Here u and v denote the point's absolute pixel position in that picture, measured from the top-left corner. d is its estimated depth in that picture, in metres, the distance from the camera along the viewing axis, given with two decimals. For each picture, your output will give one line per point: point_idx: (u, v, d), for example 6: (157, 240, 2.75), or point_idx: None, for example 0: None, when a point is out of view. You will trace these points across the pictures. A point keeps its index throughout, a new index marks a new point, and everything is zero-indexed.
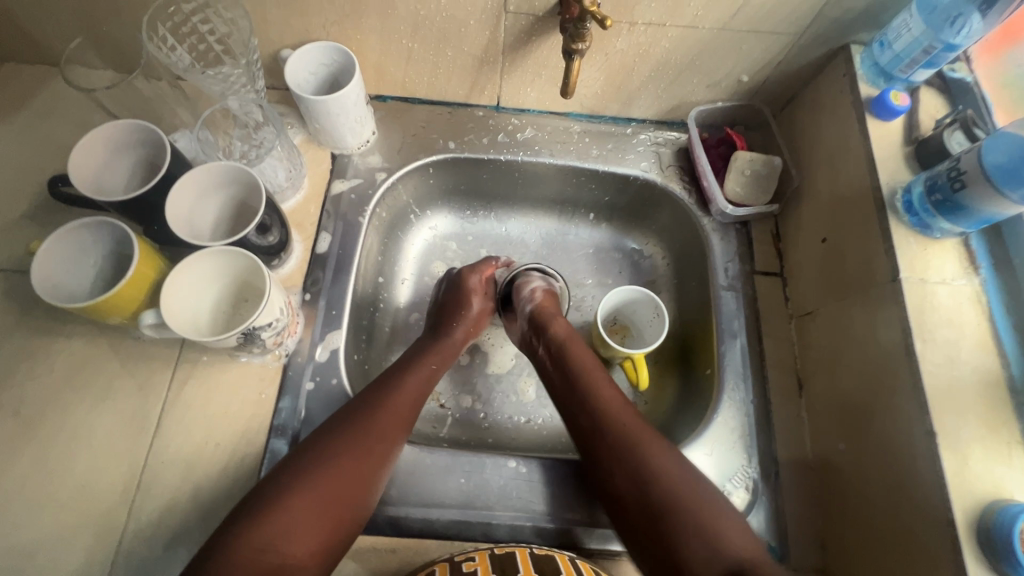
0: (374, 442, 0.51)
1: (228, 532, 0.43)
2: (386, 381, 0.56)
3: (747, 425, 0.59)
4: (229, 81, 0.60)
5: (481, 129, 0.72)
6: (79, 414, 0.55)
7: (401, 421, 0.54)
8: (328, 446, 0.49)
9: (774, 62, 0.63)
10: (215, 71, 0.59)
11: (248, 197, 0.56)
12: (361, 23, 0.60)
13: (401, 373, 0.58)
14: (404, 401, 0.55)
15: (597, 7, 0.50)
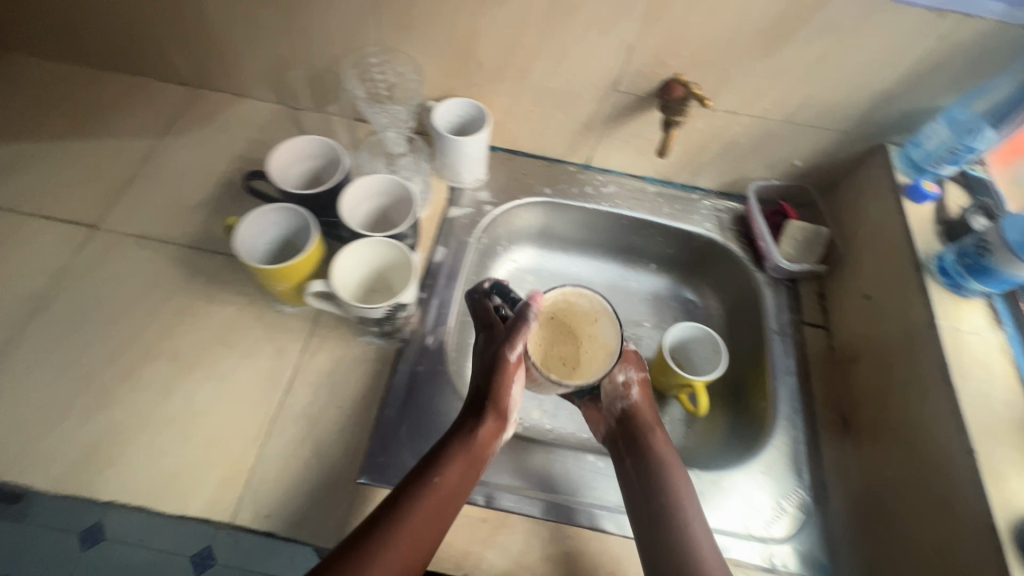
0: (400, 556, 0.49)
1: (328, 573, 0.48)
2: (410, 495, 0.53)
3: (798, 451, 0.67)
4: (393, 116, 0.77)
5: (573, 181, 0.86)
6: (226, 367, 0.64)
7: (424, 529, 0.51)
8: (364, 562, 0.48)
9: (822, 152, 0.77)
10: (383, 108, 0.77)
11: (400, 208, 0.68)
12: (497, 88, 0.75)
13: (428, 479, 0.54)
14: (427, 513, 0.52)
15: (699, 93, 0.66)
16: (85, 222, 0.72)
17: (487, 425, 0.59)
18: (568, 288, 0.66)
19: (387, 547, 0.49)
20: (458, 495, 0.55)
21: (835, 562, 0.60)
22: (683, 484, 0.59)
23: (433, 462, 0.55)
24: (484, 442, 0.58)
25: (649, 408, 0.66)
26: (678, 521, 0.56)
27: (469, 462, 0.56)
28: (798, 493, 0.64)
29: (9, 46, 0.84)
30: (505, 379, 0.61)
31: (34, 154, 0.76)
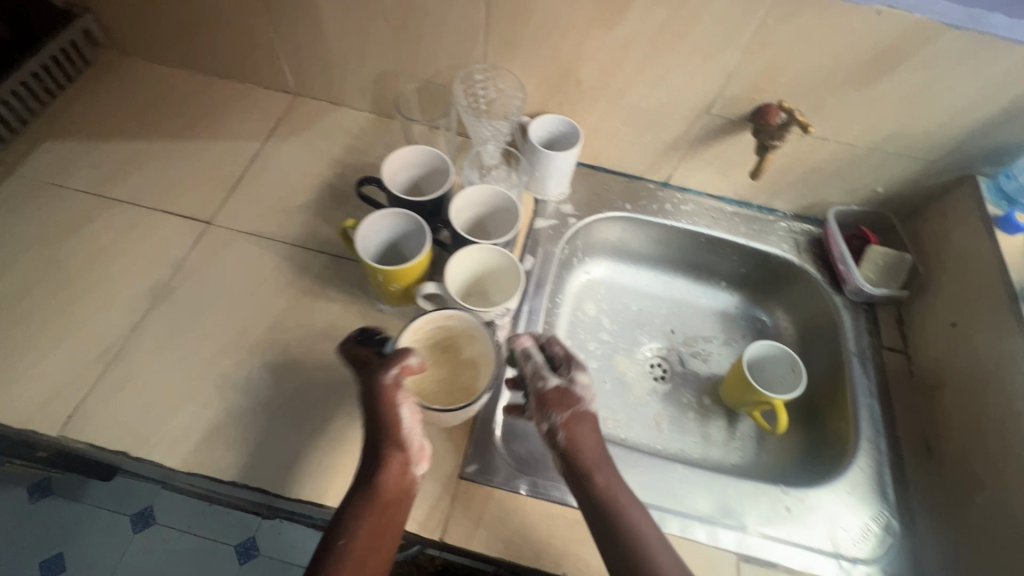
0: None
1: None
2: (322, 567, 0.48)
3: (882, 473, 0.68)
4: (497, 132, 0.79)
5: (652, 198, 0.89)
6: (332, 360, 0.68)
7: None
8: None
9: (907, 180, 0.78)
10: (491, 123, 0.79)
11: (503, 213, 0.72)
12: (590, 107, 0.79)
13: (339, 546, 0.49)
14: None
15: (801, 117, 0.68)
16: (200, 218, 0.77)
17: (391, 472, 0.53)
18: (435, 315, 0.60)
19: None
20: (384, 547, 0.51)
21: None
22: (628, 504, 0.54)
23: (344, 520, 0.51)
24: (396, 485, 0.53)
25: (593, 442, 0.57)
26: (636, 557, 0.50)
27: (384, 509, 0.52)
28: (884, 514, 0.65)
29: (129, 52, 0.90)
30: (381, 416, 0.54)
31: (152, 153, 0.82)
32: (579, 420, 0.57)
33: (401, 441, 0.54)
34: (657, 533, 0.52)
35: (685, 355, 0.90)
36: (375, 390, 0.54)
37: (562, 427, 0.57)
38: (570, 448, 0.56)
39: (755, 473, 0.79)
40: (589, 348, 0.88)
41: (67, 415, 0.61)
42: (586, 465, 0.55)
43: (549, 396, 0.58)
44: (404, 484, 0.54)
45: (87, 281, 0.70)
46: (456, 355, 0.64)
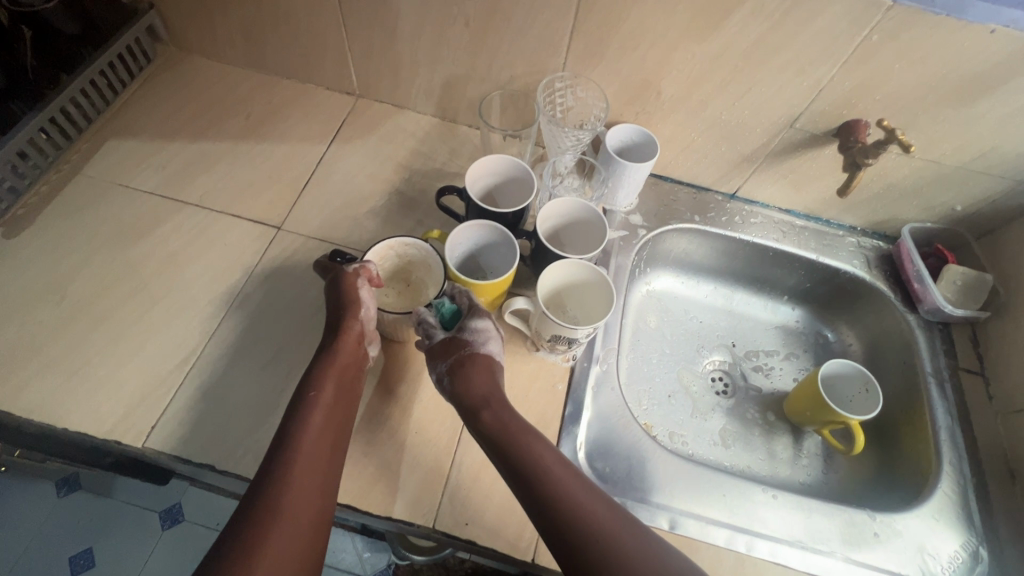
0: (300, 497, 0.49)
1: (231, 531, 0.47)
2: (281, 442, 0.52)
3: (967, 499, 0.67)
4: (579, 141, 0.75)
5: (720, 210, 0.87)
6: (412, 372, 0.67)
7: (312, 471, 0.51)
8: (258, 505, 0.48)
9: (989, 199, 0.77)
10: (574, 133, 0.75)
11: (590, 228, 0.70)
12: (668, 117, 0.77)
13: (293, 429, 0.53)
14: (306, 453, 0.51)
15: (902, 135, 0.65)
16: (270, 223, 0.76)
17: (345, 352, 0.59)
18: (394, 241, 0.64)
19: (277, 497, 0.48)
20: (335, 436, 0.55)
21: None
22: (533, 437, 0.55)
23: (297, 412, 0.54)
24: (343, 376, 0.58)
25: (483, 376, 0.59)
26: (537, 476, 0.52)
27: (336, 394, 0.56)
28: (971, 542, 0.64)
29: (191, 49, 0.89)
30: (348, 300, 0.60)
31: (218, 155, 0.80)
32: (464, 366, 0.59)
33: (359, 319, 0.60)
34: (558, 457, 0.54)
35: (747, 369, 0.89)
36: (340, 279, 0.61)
37: (449, 374, 0.58)
38: (455, 390, 0.58)
39: (824, 493, 0.77)
40: (652, 361, 0.87)
41: (149, 425, 0.60)
42: (474, 392, 0.58)
43: (438, 346, 0.60)
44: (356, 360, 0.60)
45: (160, 286, 0.69)
46: (412, 283, 0.68)
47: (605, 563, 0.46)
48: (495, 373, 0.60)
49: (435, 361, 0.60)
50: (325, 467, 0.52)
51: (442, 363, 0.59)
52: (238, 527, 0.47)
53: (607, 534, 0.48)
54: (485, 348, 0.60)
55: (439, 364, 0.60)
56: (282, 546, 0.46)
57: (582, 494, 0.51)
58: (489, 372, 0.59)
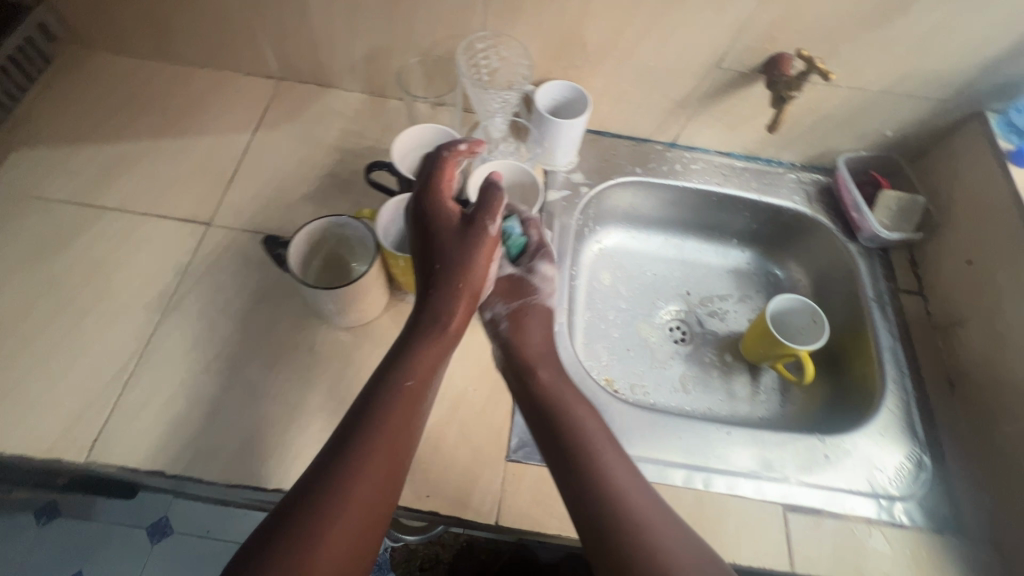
0: (363, 505, 0.46)
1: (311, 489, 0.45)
2: (367, 418, 0.50)
3: (912, 413, 0.70)
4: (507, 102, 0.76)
5: (661, 160, 0.87)
6: (361, 354, 0.66)
7: (387, 458, 0.48)
8: (318, 505, 0.44)
9: (917, 121, 0.78)
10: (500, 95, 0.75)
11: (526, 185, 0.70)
12: (597, 69, 0.76)
13: (380, 410, 0.51)
14: (388, 440, 0.49)
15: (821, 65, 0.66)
16: (199, 219, 0.73)
17: (455, 316, 0.59)
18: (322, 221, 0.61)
19: (359, 466, 0.47)
20: (415, 424, 0.52)
21: (960, 516, 0.63)
22: (606, 443, 0.54)
23: (380, 401, 0.51)
24: (429, 365, 0.56)
25: (539, 328, 0.65)
26: (615, 508, 0.48)
27: (423, 379, 0.55)
28: (916, 452, 0.67)
29: (94, 44, 0.84)
30: (474, 262, 0.60)
31: (137, 154, 0.76)
32: (521, 315, 0.65)
33: (475, 283, 0.60)
34: (640, 489, 0.51)
35: (702, 315, 0.90)
36: (466, 235, 0.60)
37: (506, 316, 0.65)
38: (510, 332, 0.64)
39: (782, 424, 0.80)
40: (610, 317, 0.88)
41: (92, 439, 0.58)
42: (534, 339, 0.63)
43: (504, 286, 0.68)
44: (461, 325, 0.60)
45: (90, 297, 0.66)
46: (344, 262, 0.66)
47: None
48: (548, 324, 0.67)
49: (490, 300, 0.67)
50: (399, 456, 0.50)
51: (497, 304, 0.66)
52: (316, 489, 0.45)
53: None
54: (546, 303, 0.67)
55: (495, 299, 0.66)
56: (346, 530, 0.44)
57: (664, 536, 0.47)
58: (547, 321, 0.67)
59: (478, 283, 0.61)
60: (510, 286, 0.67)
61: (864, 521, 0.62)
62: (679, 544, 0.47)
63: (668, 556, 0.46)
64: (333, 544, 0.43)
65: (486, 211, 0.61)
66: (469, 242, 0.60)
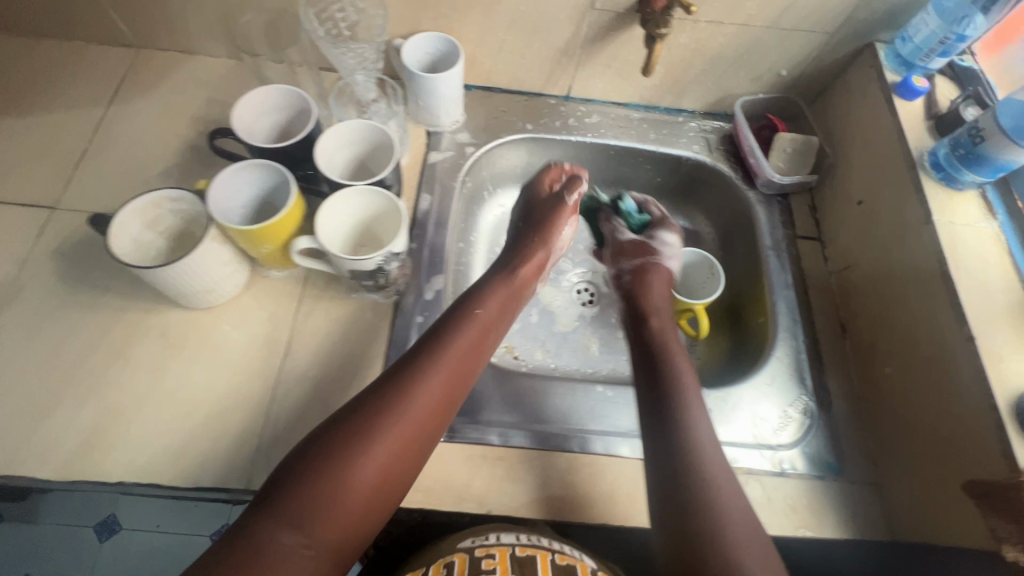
0: (411, 430, 0.49)
1: (376, 390, 0.51)
2: (436, 339, 0.56)
3: (801, 361, 0.68)
4: (363, 56, 0.70)
5: (554, 114, 0.83)
6: (219, 336, 0.62)
7: (444, 376, 0.53)
8: (370, 421, 0.48)
9: (809, 58, 0.74)
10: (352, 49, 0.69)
11: (373, 139, 0.64)
12: (467, 17, 0.71)
13: (451, 333, 0.57)
14: (452, 363, 0.54)
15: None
16: (41, 203, 0.67)
17: (523, 272, 0.68)
18: (158, 194, 0.57)
19: (427, 377, 0.52)
20: (481, 353, 0.58)
21: (843, 462, 0.62)
22: (686, 376, 0.61)
23: (449, 327, 0.58)
24: (496, 308, 0.62)
25: (658, 287, 0.74)
26: (686, 438, 0.55)
27: (491, 317, 0.61)
28: (802, 400, 0.65)
29: None
30: (558, 229, 0.74)
31: None
32: (644, 272, 0.76)
33: (551, 245, 0.73)
34: (704, 425, 0.56)
35: (611, 276, 0.89)
36: (555, 206, 0.75)
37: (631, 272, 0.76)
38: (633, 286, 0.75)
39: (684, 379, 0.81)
40: None
41: None
42: (651, 290, 0.74)
43: (630, 248, 0.79)
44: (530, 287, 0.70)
45: None
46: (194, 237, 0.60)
47: (700, 508, 0.50)
48: (668, 285, 0.75)
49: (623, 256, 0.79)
50: (457, 380, 0.55)
51: (629, 260, 0.78)
52: (387, 388, 0.51)
53: (721, 505, 0.50)
54: (669, 266, 0.77)
55: (630, 255, 0.78)
56: (403, 430, 0.49)
57: (712, 465, 0.53)
58: (665, 278, 0.76)
59: (550, 247, 0.72)
60: (627, 245, 0.79)
61: (744, 473, 0.60)
62: (724, 473, 0.53)
63: (710, 479, 0.52)
64: (392, 440, 0.48)
65: (570, 187, 0.77)
66: (547, 212, 0.75)
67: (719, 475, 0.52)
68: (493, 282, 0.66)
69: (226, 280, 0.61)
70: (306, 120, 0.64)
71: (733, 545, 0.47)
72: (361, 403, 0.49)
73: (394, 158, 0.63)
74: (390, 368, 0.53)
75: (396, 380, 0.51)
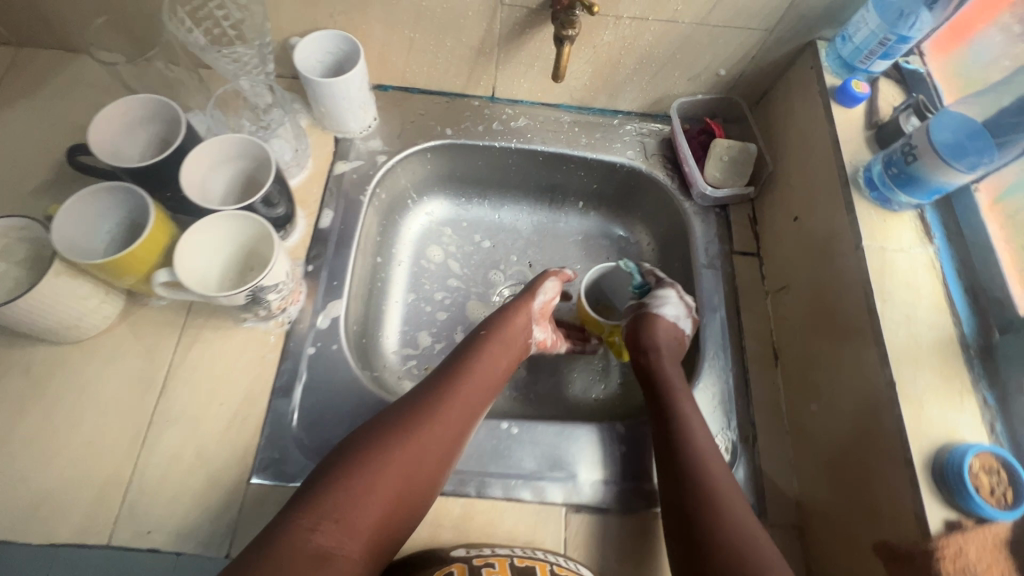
0: (426, 456, 0.52)
1: (402, 410, 0.54)
2: (459, 362, 0.60)
3: (727, 391, 0.63)
4: (242, 61, 0.62)
5: (477, 117, 0.76)
6: (89, 372, 0.57)
7: (473, 399, 0.57)
8: (393, 432, 0.52)
9: (747, 57, 0.68)
10: (229, 52, 0.62)
11: (239, 151, 0.58)
12: (367, 14, 0.64)
13: (472, 355, 0.61)
14: (472, 388, 0.58)
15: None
16: None
17: (525, 304, 0.67)
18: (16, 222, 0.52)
19: (450, 399, 0.56)
20: (497, 376, 0.61)
21: (763, 503, 0.58)
22: (682, 396, 0.58)
23: (468, 350, 0.61)
24: (513, 337, 0.64)
25: (665, 340, 0.62)
26: (693, 455, 0.53)
27: (501, 343, 0.63)
28: (725, 435, 0.60)
29: None
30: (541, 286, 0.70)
31: None
32: (650, 321, 0.63)
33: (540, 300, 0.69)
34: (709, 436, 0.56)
35: None
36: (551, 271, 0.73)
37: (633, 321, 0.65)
38: (636, 335, 0.64)
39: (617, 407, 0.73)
40: (436, 299, 0.79)
41: None
42: (656, 346, 0.62)
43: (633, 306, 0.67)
44: (524, 340, 0.66)
45: None
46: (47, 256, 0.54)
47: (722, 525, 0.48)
48: (677, 342, 0.63)
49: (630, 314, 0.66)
50: (477, 406, 0.57)
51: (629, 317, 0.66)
52: (415, 407, 0.54)
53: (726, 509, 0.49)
54: (679, 321, 0.64)
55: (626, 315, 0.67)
56: (429, 448, 0.52)
57: (717, 473, 0.52)
58: (677, 331, 0.64)
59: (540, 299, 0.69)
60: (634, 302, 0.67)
61: (652, 516, 0.56)
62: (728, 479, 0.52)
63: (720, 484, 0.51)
64: (414, 456, 0.51)
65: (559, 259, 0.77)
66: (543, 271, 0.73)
67: (729, 499, 0.50)
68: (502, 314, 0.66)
69: (93, 312, 0.56)
70: (176, 135, 0.58)
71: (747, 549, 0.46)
72: (382, 421, 0.53)
73: (277, 169, 0.58)
74: (413, 393, 0.57)
75: (422, 402, 0.55)
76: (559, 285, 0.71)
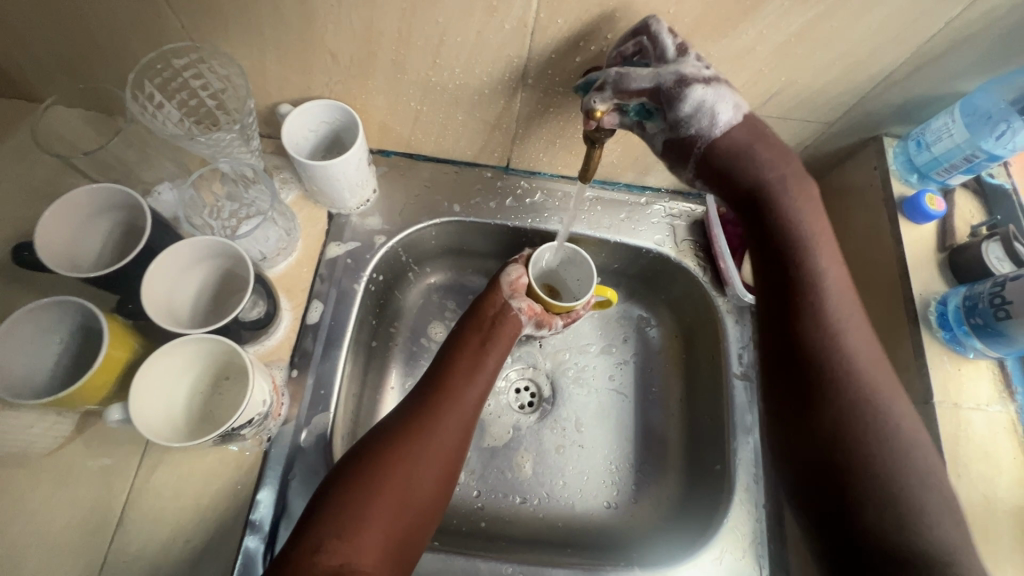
0: (428, 458, 0.49)
1: (389, 420, 0.52)
2: (440, 359, 0.58)
3: (759, 531, 0.58)
4: (221, 145, 0.54)
5: (489, 191, 0.68)
6: (31, 502, 0.50)
7: (470, 392, 0.55)
8: (390, 445, 0.49)
9: (800, 146, 0.59)
10: (205, 137, 0.53)
11: (188, 254, 0.50)
12: (367, 86, 0.55)
13: (452, 348, 0.59)
14: (461, 378, 0.56)
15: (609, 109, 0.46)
16: None
17: (504, 288, 0.62)
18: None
19: (444, 397, 0.53)
20: (489, 361, 0.58)
21: None
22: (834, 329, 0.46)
23: (451, 343, 0.59)
24: (502, 315, 0.61)
25: (751, 156, 0.45)
26: (852, 425, 0.43)
27: (494, 335, 0.60)
28: None
29: None
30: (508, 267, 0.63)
31: None
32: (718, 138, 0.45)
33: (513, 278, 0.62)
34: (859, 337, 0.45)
35: (557, 375, 0.72)
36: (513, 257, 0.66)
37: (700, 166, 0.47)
38: (728, 193, 0.48)
39: (629, 520, 0.66)
40: None
41: None
42: (756, 176, 0.46)
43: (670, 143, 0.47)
44: (508, 321, 0.61)
45: None
46: None
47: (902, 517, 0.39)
48: (757, 133, 0.46)
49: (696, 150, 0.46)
50: (476, 400, 0.55)
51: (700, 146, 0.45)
52: (402, 415, 0.52)
53: (890, 458, 0.41)
54: (728, 110, 0.44)
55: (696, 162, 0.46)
56: (434, 446, 0.50)
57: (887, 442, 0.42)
58: (747, 121, 0.45)
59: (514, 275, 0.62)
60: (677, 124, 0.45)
61: None
62: (892, 406, 0.43)
63: (875, 424, 0.43)
64: (419, 459, 0.49)
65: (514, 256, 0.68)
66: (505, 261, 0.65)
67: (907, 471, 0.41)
68: (489, 298, 0.62)
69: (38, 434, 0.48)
70: (139, 229, 0.51)
71: (913, 508, 0.40)
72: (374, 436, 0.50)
73: (253, 272, 0.51)
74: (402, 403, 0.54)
75: (413, 406, 0.53)
76: (525, 266, 0.63)
